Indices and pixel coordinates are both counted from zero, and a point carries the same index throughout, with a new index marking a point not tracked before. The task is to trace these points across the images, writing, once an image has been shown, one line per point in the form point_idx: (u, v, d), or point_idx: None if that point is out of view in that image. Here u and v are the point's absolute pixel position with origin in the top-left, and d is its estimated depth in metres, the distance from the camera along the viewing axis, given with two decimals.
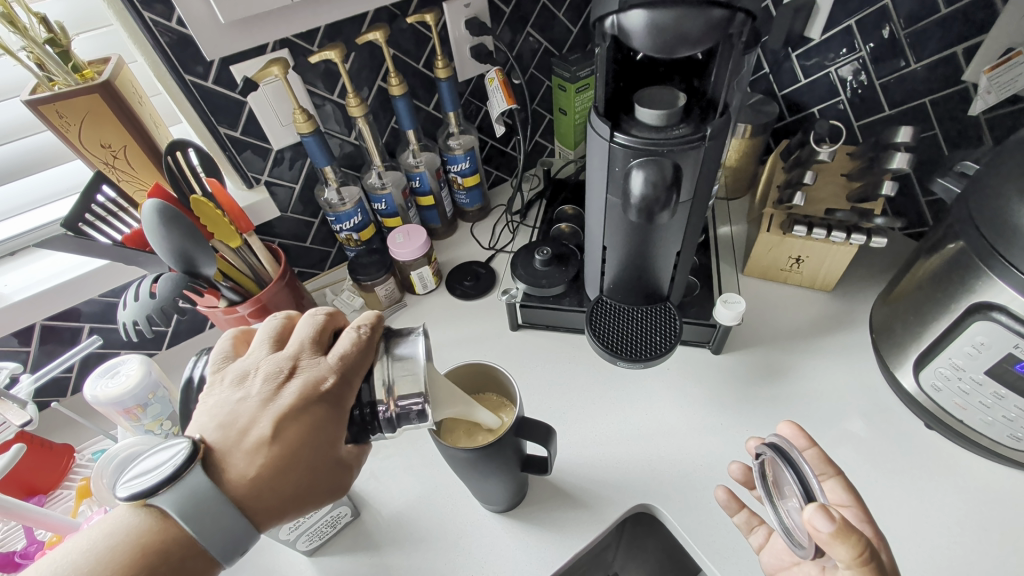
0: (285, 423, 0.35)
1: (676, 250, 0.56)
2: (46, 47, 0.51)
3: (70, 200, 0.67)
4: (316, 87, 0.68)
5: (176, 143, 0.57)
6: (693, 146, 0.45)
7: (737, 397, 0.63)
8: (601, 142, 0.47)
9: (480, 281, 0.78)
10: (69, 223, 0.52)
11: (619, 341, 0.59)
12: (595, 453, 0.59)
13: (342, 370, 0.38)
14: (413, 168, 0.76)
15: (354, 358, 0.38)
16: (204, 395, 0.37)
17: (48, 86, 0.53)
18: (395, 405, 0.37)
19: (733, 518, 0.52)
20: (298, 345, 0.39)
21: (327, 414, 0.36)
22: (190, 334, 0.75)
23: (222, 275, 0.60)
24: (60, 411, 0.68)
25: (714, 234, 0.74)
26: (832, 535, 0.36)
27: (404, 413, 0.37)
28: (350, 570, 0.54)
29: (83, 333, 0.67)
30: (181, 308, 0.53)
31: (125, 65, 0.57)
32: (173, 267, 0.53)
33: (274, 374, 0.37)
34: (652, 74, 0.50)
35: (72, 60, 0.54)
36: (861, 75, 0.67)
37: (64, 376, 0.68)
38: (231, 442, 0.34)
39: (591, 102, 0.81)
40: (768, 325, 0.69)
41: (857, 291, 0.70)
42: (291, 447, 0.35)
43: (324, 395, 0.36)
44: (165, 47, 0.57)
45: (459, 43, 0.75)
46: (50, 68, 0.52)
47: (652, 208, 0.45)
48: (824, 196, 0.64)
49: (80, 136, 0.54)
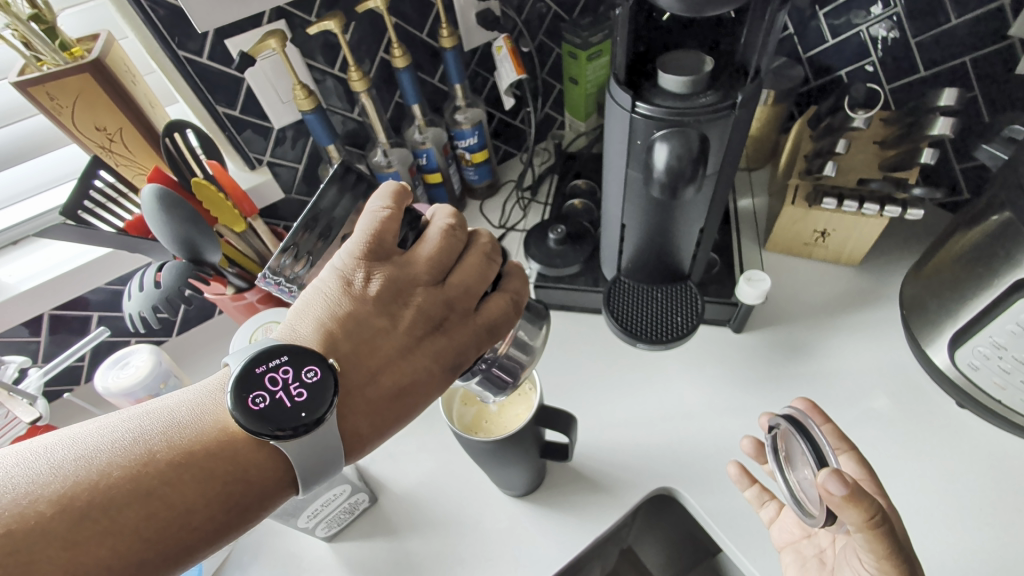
0: (416, 375, 0.36)
1: (699, 227, 0.53)
2: (31, 24, 0.49)
3: (69, 186, 0.65)
4: (316, 61, 0.65)
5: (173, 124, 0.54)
6: (722, 115, 0.41)
7: (760, 378, 0.61)
8: (621, 114, 0.44)
9: None
10: (68, 210, 0.51)
11: (637, 322, 0.57)
12: (614, 437, 0.58)
13: (481, 343, 0.38)
14: (419, 145, 0.73)
15: (497, 330, 0.38)
16: (345, 296, 0.36)
17: (37, 66, 0.51)
18: (501, 362, 0.40)
19: (743, 493, 0.51)
20: (459, 290, 0.37)
21: (448, 375, 0.37)
22: (199, 320, 0.74)
23: (228, 261, 0.58)
24: (73, 401, 0.68)
25: (735, 207, 0.70)
26: (845, 499, 0.33)
27: (501, 372, 0.41)
28: (370, 555, 0.54)
29: (91, 323, 0.66)
30: (188, 297, 0.51)
31: (115, 42, 0.54)
32: (178, 255, 0.52)
33: (423, 315, 0.37)
34: (674, 37, 0.46)
35: (59, 37, 0.51)
36: (895, 33, 0.63)
37: (75, 366, 0.67)
38: (365, 379, 0.35)
39: (603, 70, 0.77)
40: (792, 301, 0.67)
41: (885, 265, 0.68)
42: (413, 398, 0.36)
43: (457, 355, 0.37)
44: (157, 22, 0.54)
45: (463, 9, 0.71)
46: (37, 46, 0.50)
47: (677, 183, 0.43)
48: (854, 166, 0.61)
49: (74, 119, 0.52)
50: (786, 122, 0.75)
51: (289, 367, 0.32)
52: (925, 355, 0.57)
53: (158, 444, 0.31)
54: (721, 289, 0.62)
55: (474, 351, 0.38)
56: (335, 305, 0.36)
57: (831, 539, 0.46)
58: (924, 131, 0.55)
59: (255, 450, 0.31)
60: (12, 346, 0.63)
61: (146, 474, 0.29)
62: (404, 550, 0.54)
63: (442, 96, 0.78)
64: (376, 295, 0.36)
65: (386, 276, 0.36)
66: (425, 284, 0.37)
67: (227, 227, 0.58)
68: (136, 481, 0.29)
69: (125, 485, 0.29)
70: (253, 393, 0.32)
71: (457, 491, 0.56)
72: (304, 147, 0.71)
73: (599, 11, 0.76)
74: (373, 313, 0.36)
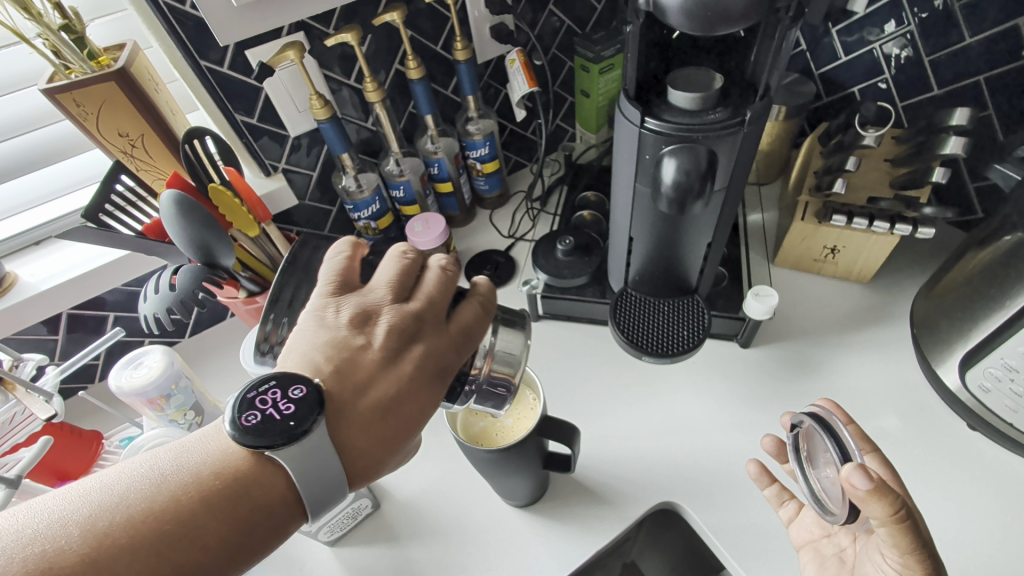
0: (402, 388, 0.36)
1: (707, 241, 0.53)
2: (61, 33, 0.51)
3: (91, 188, 0.67)
4: (333, 71, 0.66)
5: (194, 131, 0.56)
6: (731, 132, 0.42)
7: (768, 393, 0.60)
8: (631, 128, 0.45)
9: (500, 270, 0.76)
10: (90, 214, 0.53)
11: (643, 335, 0.57)
12: (618, 449, 0.58)
13: (458, 350, 0.38)
14: (431, 154, 0.74)
15: (471, 329, 0.39)
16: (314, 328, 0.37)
17: (65, 74, 0.52)
18: (488, 376, 0.40)
19: (764, 491, 0.51)
20: (422, 299, 0.38)
21: (435, 387, 0.37)
22: (211, 322, 0.76)
23: (241, 265, 0.59)
24: (87, 399, 0.70)
25: (744, 221, 0.71)
26: (869, 493, 0.33)
27: (491, 387, 0.40)
28: (372, 560, 0.54)
29: (108, 322, 0.68)
30: (201, 300, 0.52)
31: (140, 51, 0.56)
32: (193, 258, 0.53)
33: (396, 327, 0.37)
34: (685, 54, 0.47)
35: (88, 46, 0.53)
36: (909, 51, 0.63)
37: (91, 364, 0.69)
38: (350, 395, 0.35)
39: (615, 83, 0.78)
40: (802, 317, 0.66)
41: (896, 282, 0.67)
42: (402, 406, 0.36)
43: (437, 362, 0.37)
44: (181, 34, 0.56)
45: (478, 23, 0.72)
46: (67, 55, 0.51)
47: (686, 198, 0.43)
48: (865, 183, 0.61)
49: (98, 124, 0.54)
50: (797, 137, 0.75)
51: (277, 388, 0.33)
52: (936, 375, 0.56)
53: (168, 468, 0.32)
54: (729, 303, 0.62)
55: (454, 357, 0.38)
56: (313, 337, 0.37)
57: (852, 537, 0.45)
58: (935, 150, 0.54)
59: (258, 467, 0.32)
60: (31, 343, 0.65)
61: (158, 496, 0.31)
62: (405, 555, 0.54)
63: (454, 106, 0.79)
64: (349, 322, 0.37)
65: (355, 306, 0.38)
66: (391, 304, 0.38)
67: (242, 232, 0.59)
68: (148, 511, 0.30)
69: (139, 506, 0.30)
70: (244, 413, 0.33)
71: (459, 498, 0.57)
72: (318, 155, 0.72)
73: (612, 26, 0.77)
74: (351, 337, 0.37)
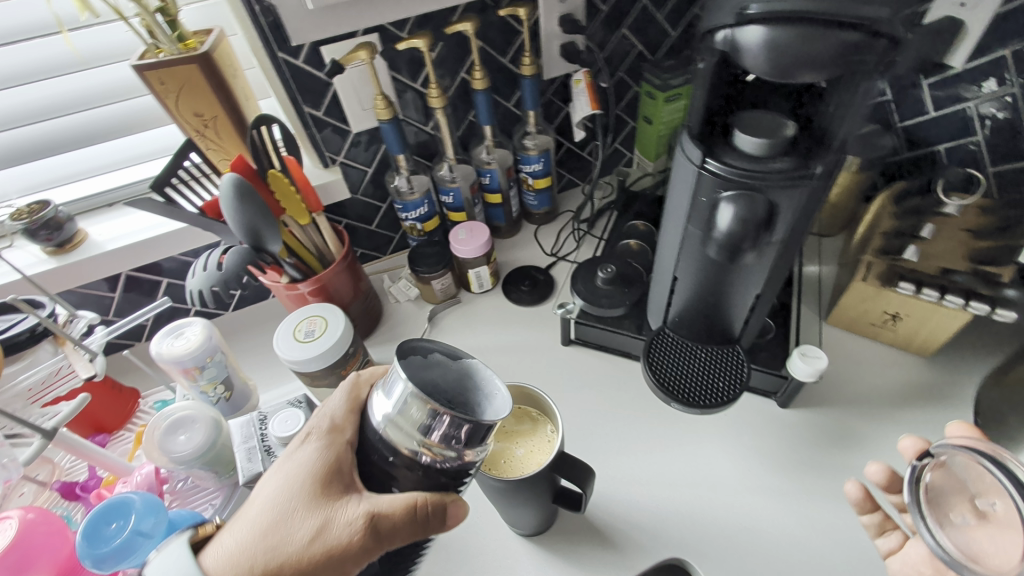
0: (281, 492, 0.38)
1: (756, 292, 0.50)
2: (156, 16, 0.54)
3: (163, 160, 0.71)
4: (401, 74, 0.68)
5: (262, 118, 0.59)
6: (796, 183, 0.39)
7: (800, 459, 0.57)
8: (690, 167, 0.43)
9: (536, 288, 0.76)
10: (158, 184, 0.57)
11: (676, 381, 0.54)
12: (634, 496, 0.55)
13: (322, 432, 0.40)
14: (484, 165, 0.75)
15: (337, 408, 0.41)
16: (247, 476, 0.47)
17: (154, 53, 0.56)
18: (432, 453, 0.35)
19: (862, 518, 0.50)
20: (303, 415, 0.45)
21: (316, 468, 0.38)
22: (254, 300, 0.78)
23: (288, 251, 0.61)
24: (131, 357, 0.74)
25: (800, 272, 0.67)
26: None
27: (446, 454, 0.35)
28: None
29: (160, 288, 0.72)
30: (245, 281, 0.54)
31: (225, 38, 0.59)
32: (244, 240, 0.54)
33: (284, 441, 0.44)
34: (757, 96, 0.44)
35: (178, 29, 0.56)
36: (1006, 113, 0.58)
37: (140, 325, 0.73)
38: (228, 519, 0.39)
39: (681, 113, 0.76)
40: (850, 382, 0.62)
41: (961, 360, 0.62)
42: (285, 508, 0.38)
43: (314, 448, 0.39)
44: (264, 26, 0.59)
45: (549, 39, 0.72)
46: (158, 36, 0.55)
47: (739, 245, 0.41)
48: (940, 252, 0.57)
49: (177, 103, 0.57)
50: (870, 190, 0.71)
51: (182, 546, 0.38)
52: None
53: None
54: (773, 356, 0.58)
55: (319, 447, 0.39)
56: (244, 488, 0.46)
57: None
58: None
59: None
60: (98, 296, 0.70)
61: None
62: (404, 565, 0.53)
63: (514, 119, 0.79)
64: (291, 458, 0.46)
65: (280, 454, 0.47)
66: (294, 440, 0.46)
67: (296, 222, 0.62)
68: None
69: None
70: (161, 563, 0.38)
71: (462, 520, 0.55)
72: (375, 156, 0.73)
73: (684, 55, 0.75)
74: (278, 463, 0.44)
